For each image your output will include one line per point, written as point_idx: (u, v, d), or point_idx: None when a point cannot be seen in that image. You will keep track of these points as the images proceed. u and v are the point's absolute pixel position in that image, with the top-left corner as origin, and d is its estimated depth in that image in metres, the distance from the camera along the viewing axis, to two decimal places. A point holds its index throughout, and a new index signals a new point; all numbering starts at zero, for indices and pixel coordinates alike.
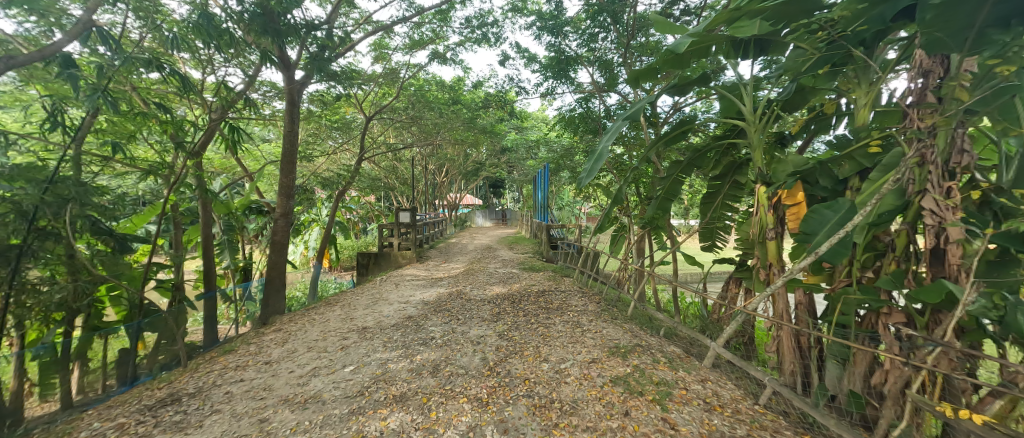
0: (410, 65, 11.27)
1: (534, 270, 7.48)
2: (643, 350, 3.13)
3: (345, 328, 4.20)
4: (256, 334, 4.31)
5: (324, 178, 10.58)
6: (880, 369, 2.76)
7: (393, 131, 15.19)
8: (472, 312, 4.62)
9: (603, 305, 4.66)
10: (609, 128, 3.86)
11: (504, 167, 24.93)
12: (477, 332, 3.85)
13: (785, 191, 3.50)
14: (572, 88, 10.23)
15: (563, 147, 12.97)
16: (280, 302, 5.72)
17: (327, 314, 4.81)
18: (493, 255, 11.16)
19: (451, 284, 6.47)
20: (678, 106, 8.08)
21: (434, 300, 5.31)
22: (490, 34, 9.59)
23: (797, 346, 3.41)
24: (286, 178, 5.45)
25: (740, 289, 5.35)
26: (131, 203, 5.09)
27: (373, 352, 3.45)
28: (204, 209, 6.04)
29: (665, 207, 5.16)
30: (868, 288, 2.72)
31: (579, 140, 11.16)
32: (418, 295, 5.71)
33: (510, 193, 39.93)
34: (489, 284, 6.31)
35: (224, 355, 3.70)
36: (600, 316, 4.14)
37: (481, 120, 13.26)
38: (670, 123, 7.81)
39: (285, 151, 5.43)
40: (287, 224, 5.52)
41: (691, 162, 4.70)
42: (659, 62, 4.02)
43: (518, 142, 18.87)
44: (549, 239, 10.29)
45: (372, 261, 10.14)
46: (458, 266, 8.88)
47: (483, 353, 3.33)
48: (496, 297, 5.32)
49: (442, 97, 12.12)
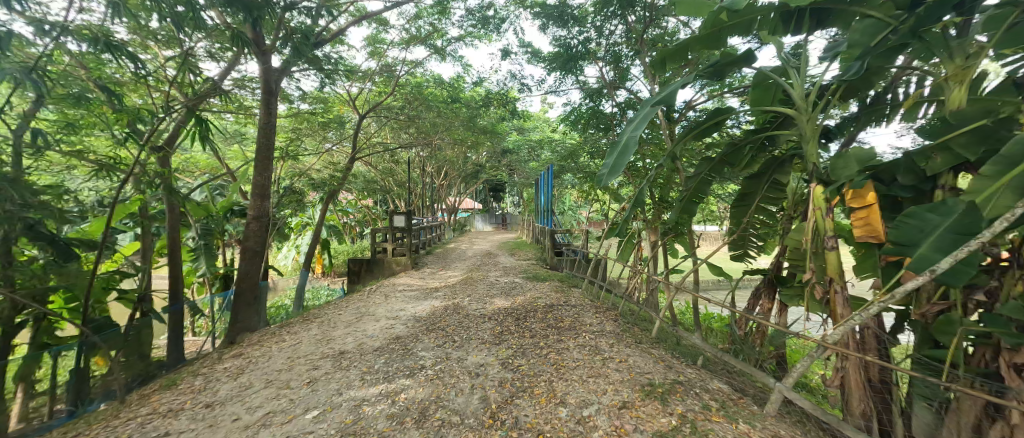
0: (407, 62, 10.72)
1: (539, 280, 6.84)
2: (685, 390, 2.49)
3: (319, 354, 3.55)
4: (212, 362, 3.66)
5: (315, 179, 10.00)
6: (1001, 423, 2.12)
7: (390, 132, 14.60)
8: (470, 332, 3.97)
9: (622, 324, 4.03)
10: (636, 116, 3.22)
11: (504, 170, 24.43)
12: (475, 360, 3.19)
13: (852, 190, 2.88)
14: (578, 85, 9.67)
15: (566, 148, 12.38)
16: (253, 317, 5.08)
17: (301, 334, 4.16)
18: (493, 262, 10.52)
19: (448, 295, 5.83)
20: (692, 103, 7.51)
21: (427, 315, 4.67)
22: (491, 27, 9.05)
23: (869, 383, 2.78)
24: (261, 176, 4.83)
25: (774, 304, 4.77)
26: (83, 205, 4.48)
27: (346, 389, 2.81)
28: (173, 212, 5.42)
29: (690, 211, 4.54)
30: (989, 318, 2.07)
31: (585, 141, 10.60)
32: (409, 308, 5.07)
33: (510, 196, 39.40)
34: (490, 296, 5.67)
35: (158, 393, 3.04)
36: (621, 340, 3.49)
37: (481, 119, 12.69)
38: (684, 122, 7.24)
39: (261, 146, 4.82)
40: (261, 228, 4.90)
41: (724, 158, 4.10)
42: (693, 37, 3.43)
43: (519, 144, 18.32)
44: (553, 245, 9.69)
45: (365, 268, 9.53)
46: (455, 274, 8.24)
47: (483, 391, 2.68)
48: (498, 312, 4.68)
49: (440, 95, 11.59)
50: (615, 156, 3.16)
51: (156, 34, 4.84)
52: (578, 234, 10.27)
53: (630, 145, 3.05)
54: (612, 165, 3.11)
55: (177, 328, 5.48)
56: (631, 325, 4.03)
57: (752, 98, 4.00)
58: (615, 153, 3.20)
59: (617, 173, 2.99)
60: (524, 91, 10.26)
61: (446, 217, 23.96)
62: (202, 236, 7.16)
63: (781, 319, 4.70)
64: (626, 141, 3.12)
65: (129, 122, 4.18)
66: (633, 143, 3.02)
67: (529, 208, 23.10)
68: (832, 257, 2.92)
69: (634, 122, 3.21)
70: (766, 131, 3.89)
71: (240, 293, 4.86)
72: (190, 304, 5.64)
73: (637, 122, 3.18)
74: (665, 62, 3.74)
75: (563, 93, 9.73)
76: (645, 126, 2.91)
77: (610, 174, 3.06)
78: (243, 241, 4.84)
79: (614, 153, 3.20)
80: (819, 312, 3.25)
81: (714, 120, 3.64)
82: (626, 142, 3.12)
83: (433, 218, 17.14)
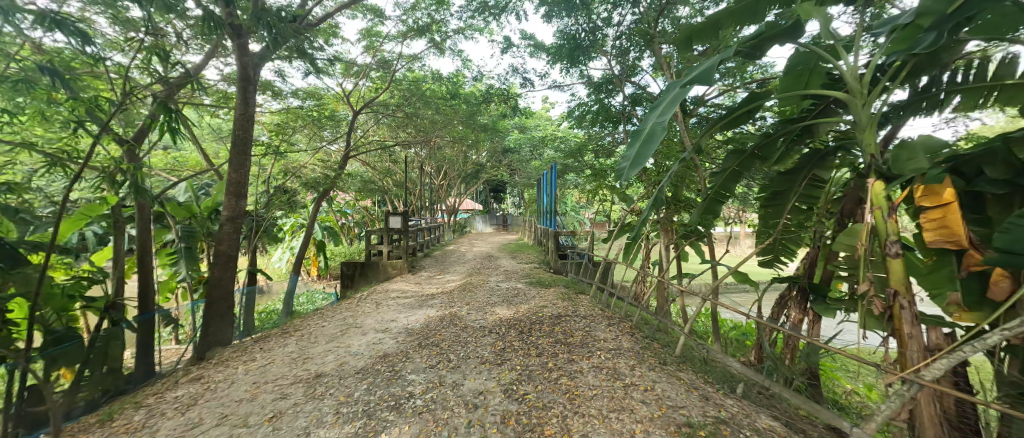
0: (404, 56, 10.26)
1: (542, 286, 6.36)
2: (732, 434, 2.02)
3: (291, 378, 3.07)
4: (166, 387, 3.18)
5: (308, 178, 9.54)
6: None
7: (387, 130, 14.15)
8: (468, 349, 3.50)
9: (639, 339, 3.56)
10: (665, 97, 2.72)
11: (504, 170, 23.97)
12: (473, 387, 2.72)
13: (925, 188, 2.42)
14: (583, 79, 9.22)
15: (570, 147, 11.90)
16: (228, 329, 4.61)
17: (275, 352, 3.69)
18: (494, 265, 10.05)
19: (444, 303, 5.35)
20: (704, 97, 7.00)
21: (420, 327, 4.20)
22: (492, 18, 8.60)
23: (946, 418, 2.32)
24: (236, 173, 4.38)
25: (806, 315, 4.36)
26: (35, 205, 4.01)
27: (315, 427, 2.34)
28: (143, 214, 4.97)
29: (714, 212, 4.07)
30: None
31: (590, 139, 10.12)
32: (402, 319, 4.61)
33: (511, 198, 38.93)
34: (490, 304, 5.19)
35: (91, 429, 2.57)
36: (641, 359, 3.02)
37: (481, 117, 12.22)
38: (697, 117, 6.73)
39: (237, 140, 4.37)
40: (236, 230, 4.44)
41: (756, 152, 3.62)
42: (724, 11, 2.96)
43: (521, 143, 17.86)
44: (556, 247, 9.23)
45: (358, 271, 9.07)
46: (453, 279, 7.75)
47: (482, 431, 2.21)
48: (499, 324, 4.22)
49: (439, 91, 11.13)
50: (637, 146, 2.66)
51: (122, 17, 4.39)
52: (583, 236, 9.79)
53: (656, 133, 2.55)
54: (634, 155, 2.62)
55: (147, 340, 5.01)
56: (649, 341, 3.55)
57: (785, 83, 3.57)
58: (637, 142, 2.71)
59: (641, 165, 2.49)
60: (526, 86, 9.79)
61: (445, 218, 23.50)
62: (182, 239, 6.70)
63: (814, 332, 4.26)
64: (651, 128, 2.63)
65: (83, 111, 3.71)
66: (660, 129, 2.52)
67: (530, 209, 22.62)
68: (899, 266, 2.45)
69: (660, 106, 2.72)
70: (805, 120, 3.41)
71: (212, 303, 4.40)
72: (162, 313, 5.18)
73: (663, 106, 2.68)
74: (691, 41, 3.29)
75: (567, 88, 9.26)
76: (676, 108, 2.41)
77: (632, 167, 2.56)
78: (216, 245, 4.38)
79: (636, 142, 2.72)
80: (877, 330, 2.78)
81: (747, 105, 3.17)
82: (651, 129, 2.63)
83: (432, 219, 16.68)
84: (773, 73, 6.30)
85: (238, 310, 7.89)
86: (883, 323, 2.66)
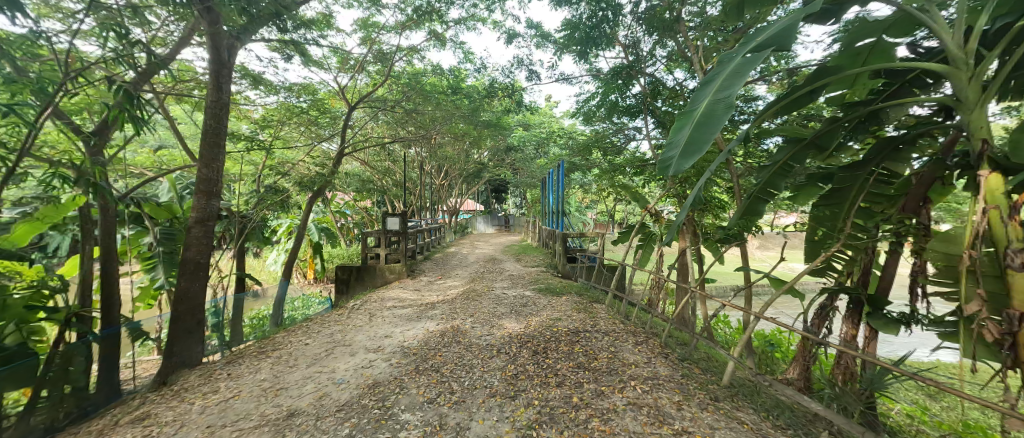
0: (403, 49, 9.71)
1: (553, 294, 5.81)
2: None
3: (260, 419, 2.54)
4: (112, 428, 2.65)
5: (300, 178, 9.00)
6: None
7: (385, 127, 13.62)
8: (474, 375, 2.95)
9: (676, 363, 3.02)
10: (725, 68, 2.16)
11: (507, 169, 23.39)
12: (481, 432, 2.20)
13: None
14: (592, 71, 8.68)
15: (577, 143, 11.33)
16: (198, 347, 4.04)
17: (247, 380, 3.16)
18: (498, 269, 9.49)
19: (445, 314, 4.81)
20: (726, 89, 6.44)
21: (418, 345, 3.67)
22: (495, 6, 8.07)
23: None
24: (208, 170, 3.85)
25: (860, 330, 3.82)
26: None
27: None
28: (108, 216, 4.45)
29: (759, 212, 3.52)
30: None
31: (599, 135, 9.57)
32: (398, 333, 4.07)
33: (513, 198, 38.33)
34: (496, 316, 4.63)
35: None
36: (687, 394, 2.48)
37: (483, 113, 11.69)
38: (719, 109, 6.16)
39: (209, 131, 3.87)
40: (207, 234, 3.92)
41: (815, 141, 3.08)
42: None
43: (524, 141, 17.26)
44: (564, 250, 8.69)
45: (354, 276, 8.54)
46: (456, 285, 7.21)
47: None
48: (509, 341, 3.67)
49: (439, 85, 10.56)
50: (690, 130, 2.06)
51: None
52: (592, 237, 9.22)
53: (718, 113, 1.96)
54: (687, 142, 2.02)
55: (114, 358, 4.48)
56: (689, 367, 2.99)
57: (841, 63, 3.07)
58: (689, 125, 2.11)
59: (700, 153, 1.89)
60: (532, 79, 9.25)
61: (446, 219, 22.94)
62: (161, 242, 6.19)
63: (871, 349, 3.74)
64: (709, 106, 2.04)
65: (24, 97, 3.20)
66: (724, 107, 1.93)
67: (534, 209, 22.01)
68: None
69: (718, 80, 2.13)
70: (876, 103, 2.88)
71: (178, 318, 3.86)
72: (131, 326, 4.63)
73: (723, 80, 2.09)
74: (743, 7, 2.84)
75: (575, 81, 8.73)
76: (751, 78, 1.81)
77: (686, 155, 1.96)
78: (184, 251, 3.85)
79: (687, 126, 2.12)
80: (991, 361, 2.22)
81: (815, 83, 2.59)
82: (709, 108, 2.04)
83: (432, 219, 16.12)
84: (803, 61, 5.76)
85: (226, 318, 7.35)
86: (1005, 357, 2.10)
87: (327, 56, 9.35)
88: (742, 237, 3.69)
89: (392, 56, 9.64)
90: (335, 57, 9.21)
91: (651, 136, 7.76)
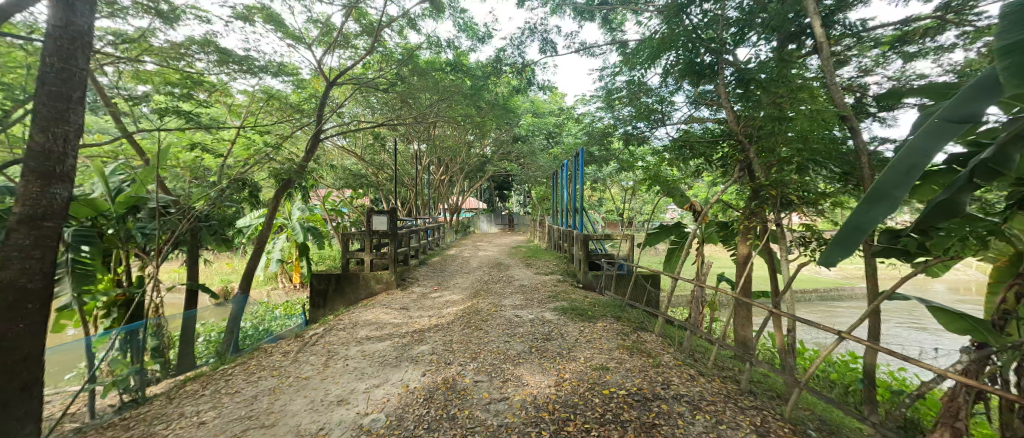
0: (394, 18, 8.22)
1: (584, 318, 4.31)
2: None
3: None
4: None
5: (271, 169, 7.58)
6: None
7: (378, 114, 12.14)
8: None
9: None
10: None
11: (514, 163, 21.81)
12: None
13: None
14: (615, 37, 7.24)
15: (594, 128, 9.82)
16: (17, 415, 2.52)
17: None
18: (506, 278, 7.97)
19: (436, 354, 3.38)
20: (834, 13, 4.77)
21: (381, 430, 2.24)
22: None
23: None
24: (44, 141, 2.42)
25: None
26: None
27: None
28: None
29: (956, 211, 2.02)
30: None
31: (623, 116, 8.08)
32: (357, 401, 2.63)
33: (518, 195, 36.72)
34: (509, 358, 3.20)
35: None
36: None
37: (488, 94, 10.16)
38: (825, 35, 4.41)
39: (54, 77, 2.45)
40: (43, 243, 2.49)
41: None
42: None
43: (533, 130, 15.74)
44: (585, 255, 7.21)
45: (333, 286, 7.17)
46: (452, 300, 5.81)
47: None
48: (533, 419, 2.24)
49: (436, 62, 9.11)
50: None
51: None
52: (616, 239, 7.74)
53: None
54: None
55: None
56: None
57: None
58: None
59: None
60: (546, 51, 7.74)
61: (447, 218, 21.47)
62: (77, 242, 4.95)
63: None
64: None
65: None
66: None
67: (541, 206, 20.44)
68: None
69: None
70: None
71: None
72: None
73: None
74: None
75: (598, 50, 7.23)
76: None
77: None
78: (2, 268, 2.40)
79: None
80: None
81: None
82: None
83: (431, 218, 14.64)
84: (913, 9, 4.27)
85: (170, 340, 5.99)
86: None
87: (305, 25, 7.90)
88: (922, 271, 2.22)
89: (383, 27, 8.18)
90: (314, 28, 7.78)
91: (693, 115, 6.28)
